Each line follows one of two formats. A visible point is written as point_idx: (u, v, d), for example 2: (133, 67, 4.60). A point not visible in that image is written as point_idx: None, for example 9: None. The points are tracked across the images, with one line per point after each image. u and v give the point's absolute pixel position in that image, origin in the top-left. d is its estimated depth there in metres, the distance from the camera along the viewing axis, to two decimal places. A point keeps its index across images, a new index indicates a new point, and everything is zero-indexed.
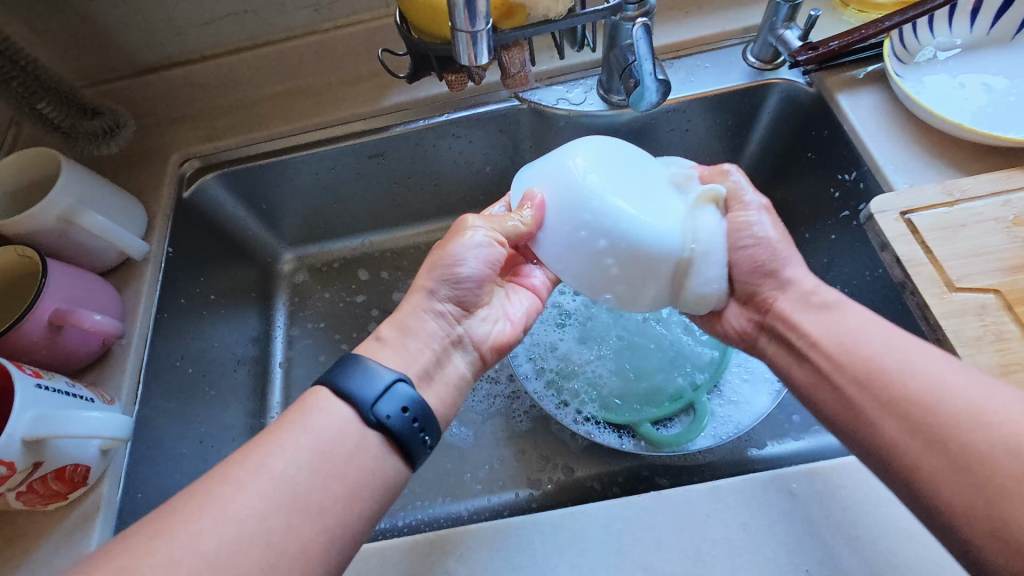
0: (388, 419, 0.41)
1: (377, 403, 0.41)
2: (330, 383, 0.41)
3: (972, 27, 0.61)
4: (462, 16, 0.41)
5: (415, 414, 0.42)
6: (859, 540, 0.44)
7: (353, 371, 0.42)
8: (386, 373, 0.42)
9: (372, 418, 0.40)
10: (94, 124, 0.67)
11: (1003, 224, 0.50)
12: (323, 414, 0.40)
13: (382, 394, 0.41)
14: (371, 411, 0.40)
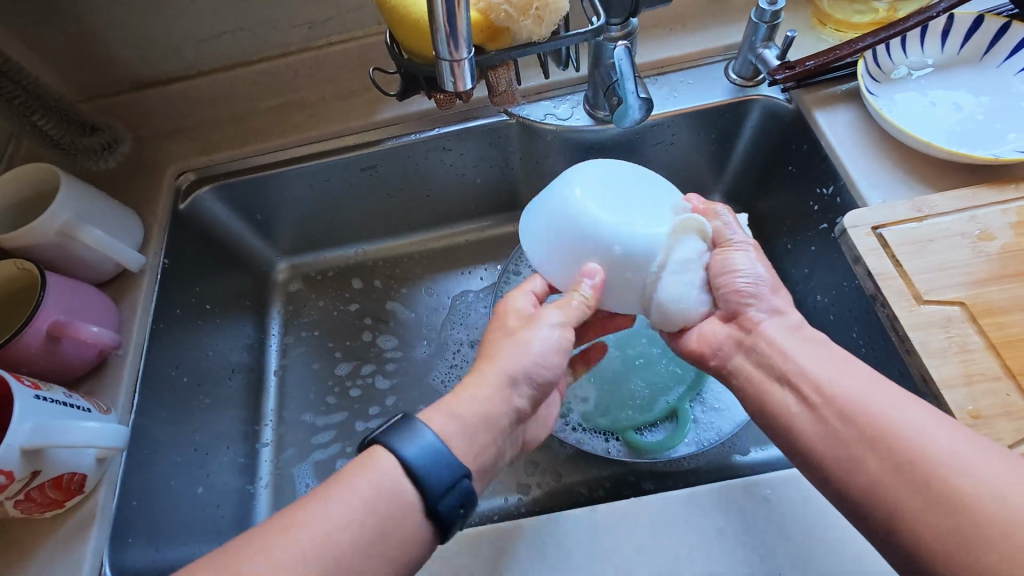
0: (444, 509, 0.40)
1: (441, 496, 0.40)
2: (393, 449, 0.40)
3: (943, 47, 0.63)
4: (445, 45, 0.43)
5: (463, 506, 0.41)
6: (831, 543, 0.46)
7: (414, 438, 0.41)
8: (445, 454, 0.41)
9: (433, 508, 0.40)
10: (92, 141, 0.70)
11: (968, 239, 0.52)
12: (373, 476, 0.40)
13: (440, 481, 0.40)
14: (427, 498, 0.40)
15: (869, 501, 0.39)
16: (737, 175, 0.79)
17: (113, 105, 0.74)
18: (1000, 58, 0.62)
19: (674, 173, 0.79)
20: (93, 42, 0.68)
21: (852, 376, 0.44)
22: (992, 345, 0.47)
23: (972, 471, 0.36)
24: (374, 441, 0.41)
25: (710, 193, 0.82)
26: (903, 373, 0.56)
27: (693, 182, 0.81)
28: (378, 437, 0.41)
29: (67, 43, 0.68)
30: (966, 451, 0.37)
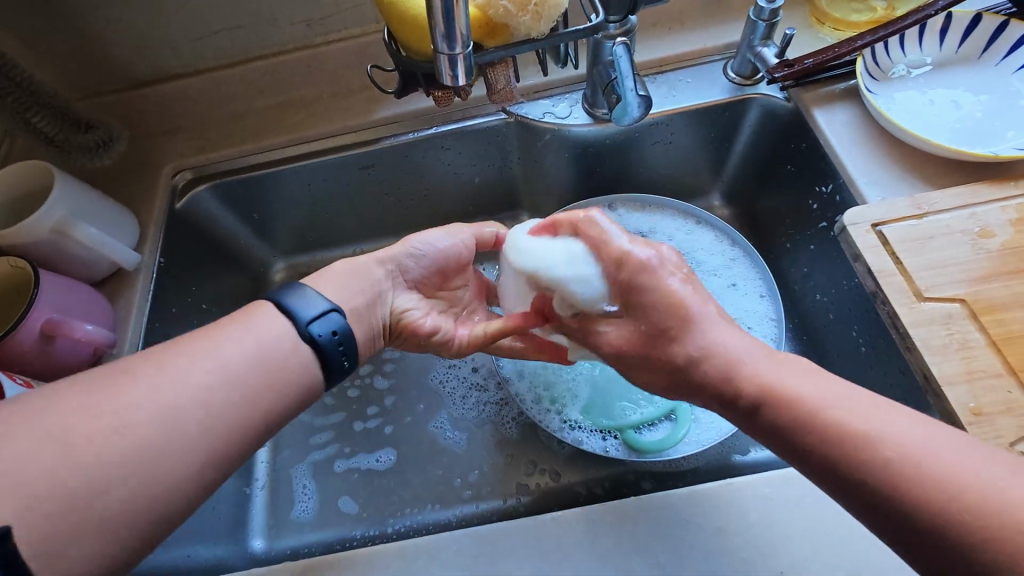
0: (318, 335, 0.45)
1: (311, 323, 0.45)
2: (268, 297, 0.46)
3: (941, 45, 0.64)
4: (442, 38, 0.42)
5: (338, 336, 0.45)
6: (834, 543, 0.46)
7: (285, 288, 0.47)
8: (315, 293, 0.47)
9: (304, 334, 0.44)
10: (87, 138, 0.70)
11: (968, 236, 0.52)
12: (255, 318, 0.44)
13: (313, 312, 0.45)
14: (301, 326, 0.44)
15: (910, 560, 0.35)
16: (736, 174, 0.78)
17: (111, 103, 0.74)
18: (998, 56, 0.62)
19: (673, 172, 0.80)
20: (90, 38, 0.68)
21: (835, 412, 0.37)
22: (993, 342, 0.47)
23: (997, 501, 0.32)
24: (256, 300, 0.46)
25: (709, 193, 0.82)
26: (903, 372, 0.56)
27: (691, 181, 0.81)
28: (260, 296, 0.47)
29: (63, 41, 0.68)
30: (979, 482, 0.33)
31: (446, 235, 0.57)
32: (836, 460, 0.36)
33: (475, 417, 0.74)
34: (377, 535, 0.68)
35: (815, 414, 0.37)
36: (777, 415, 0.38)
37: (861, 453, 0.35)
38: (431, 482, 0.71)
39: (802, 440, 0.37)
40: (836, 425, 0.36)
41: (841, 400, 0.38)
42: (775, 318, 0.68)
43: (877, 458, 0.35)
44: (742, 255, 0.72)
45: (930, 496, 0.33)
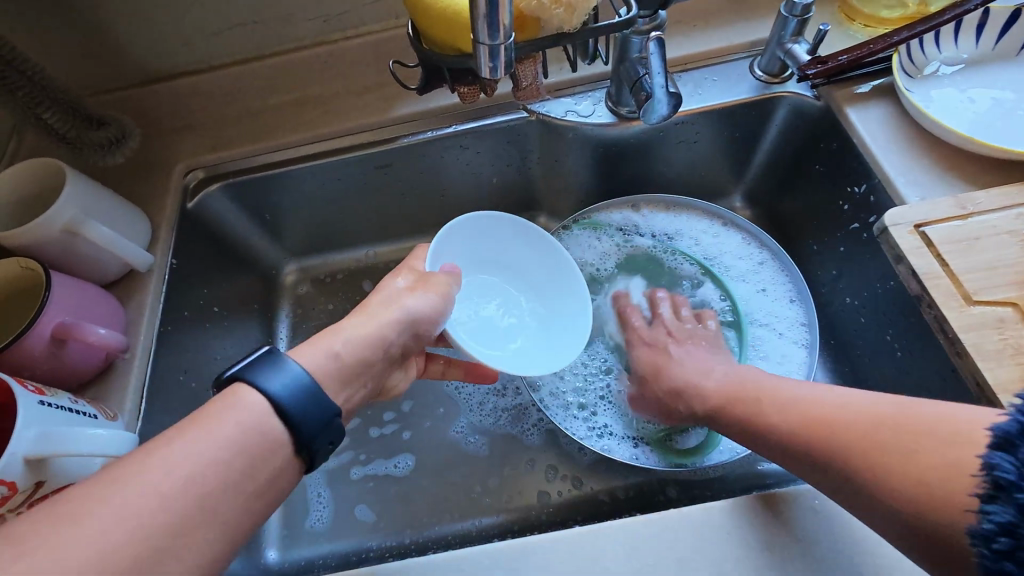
0: (319, 447, 0.40)
1: (315, 437, 0.40)
2: (260, 386, 0.39)
3: (977, 42, 0.62)
4: (484, 28, 0.40)
5: (333, 440, 0.41)
6: (883, 559, 0.43)
7: (280, 373, 0.40)
8: (316, 390, 0.40)
9: (303, 447, 0.39)
10: (99, 135, 0.68)
11: (1017, 237, 0.50)
12: (248, 409, 0.38)
13: (316, 419, 0.40)
14: (301, 433, 0.39)
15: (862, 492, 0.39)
16: (760, 174, 0.77)
17: (123, 99, 0.72)
18: None
19: (695, 173, 0.78)
20: (104, 32, 0.66)
21: (765, 394, 0.49)
22: None
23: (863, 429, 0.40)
24: (238, 379, 0.39)
25: (731, 193, 0.80)
26: (944, 377, 0.54)
27: (713, 182, 0.79)
28: (241, 373, 0.39)
29: (74, 36, 0.66)
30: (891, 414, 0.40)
31: (432, 298, 0.51)
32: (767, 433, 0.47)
33: (493, 423, 0.72)
34: (394, 546, 0.66)
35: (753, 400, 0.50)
36: (725, 403, 0.52)
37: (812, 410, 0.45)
38: (450, 492, 0.69)
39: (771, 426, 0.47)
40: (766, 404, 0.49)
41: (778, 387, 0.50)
42: (806, 322, 0.66)
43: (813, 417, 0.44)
44: (771, 258, 0.70)
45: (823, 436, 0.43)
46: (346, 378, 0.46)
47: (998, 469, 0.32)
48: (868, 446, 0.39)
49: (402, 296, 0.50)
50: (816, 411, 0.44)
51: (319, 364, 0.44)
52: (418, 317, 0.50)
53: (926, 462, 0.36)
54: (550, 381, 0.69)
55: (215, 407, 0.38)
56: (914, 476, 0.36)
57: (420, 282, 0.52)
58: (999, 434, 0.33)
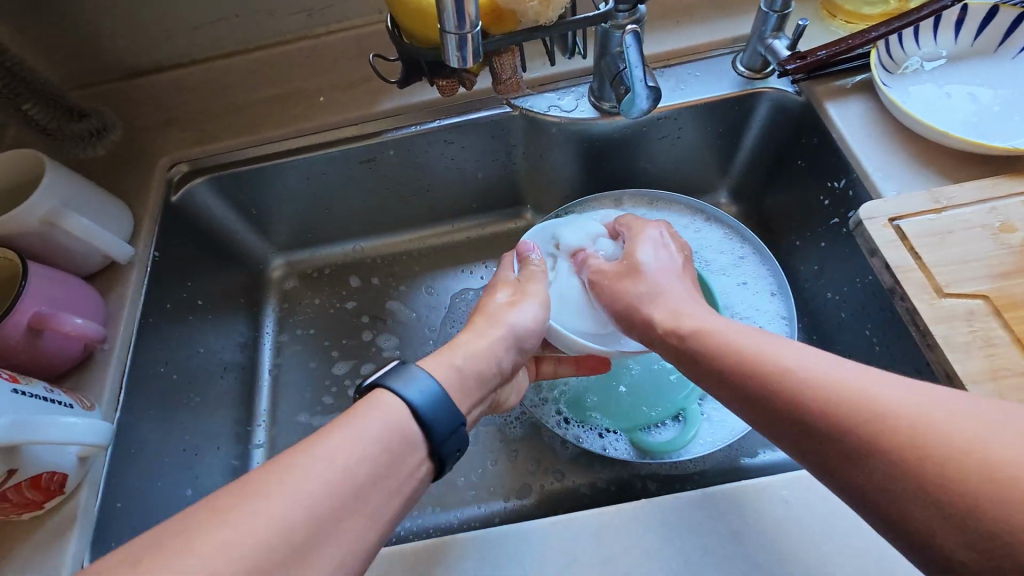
0: (449, 453, 0.40)
1: (448, 442, 0.39)
2: (398, 392, 0.39)
3: (956, 38, 0.62)
4: (451, 17, 0.40)
5: (461, 446, 0.41)
6: (851, 547, 0.44)
7: (415, 381, 0.40)
8: (449, 401, 0.40)
9: (439, 453, 0.39)
10: (80, 127, 0.68)
11: (990, 231, 0.50)
12: (386, 412, 0.38)
13: (446, 424, 0.39)
14: (435, 439, 0.39)
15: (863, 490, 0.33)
16: (746, 169, 0.77)
17: (108, 92, 0.72)
18: (1014, 50, 0.61)
19: (681, 168, 0.78)
20: (87, 23, 0.67)
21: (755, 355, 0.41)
22: (1017, 339, 0.45)
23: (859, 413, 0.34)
24: (377, 385, 0.40)
25: (717, 189, 0.81)
26: (919, 371, 0.54)
27: (698, 178, 0.79)
28: (379, 380, 0.40)
29: (56, 27, 0.66)
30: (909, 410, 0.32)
31: (535, 310, 0.53)
32: (764, 395, 0.39)
33: (478, 417, 0.72)
34: None
35: (751, 356, 0.41)
36: (716, 359, 0.43)
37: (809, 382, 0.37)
38: (434, 485, 0.69)
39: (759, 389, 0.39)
40: (767, 362, 0.40)
41: (776, 342, 0.41)
42: (787, 316, 0.67)
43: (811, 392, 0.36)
44: (753, 252, 0.71)
45: (841, 417, 0.34)
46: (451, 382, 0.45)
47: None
48: (916, 438, 0.31)
49: (507, 310, 0.53)
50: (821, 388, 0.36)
51: (444, 376, 0.45)
52: (522, 330, 0.52)
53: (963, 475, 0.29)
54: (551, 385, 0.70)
55: (356, 410, 0.38)
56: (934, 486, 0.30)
57: (518, 296, 0.55)
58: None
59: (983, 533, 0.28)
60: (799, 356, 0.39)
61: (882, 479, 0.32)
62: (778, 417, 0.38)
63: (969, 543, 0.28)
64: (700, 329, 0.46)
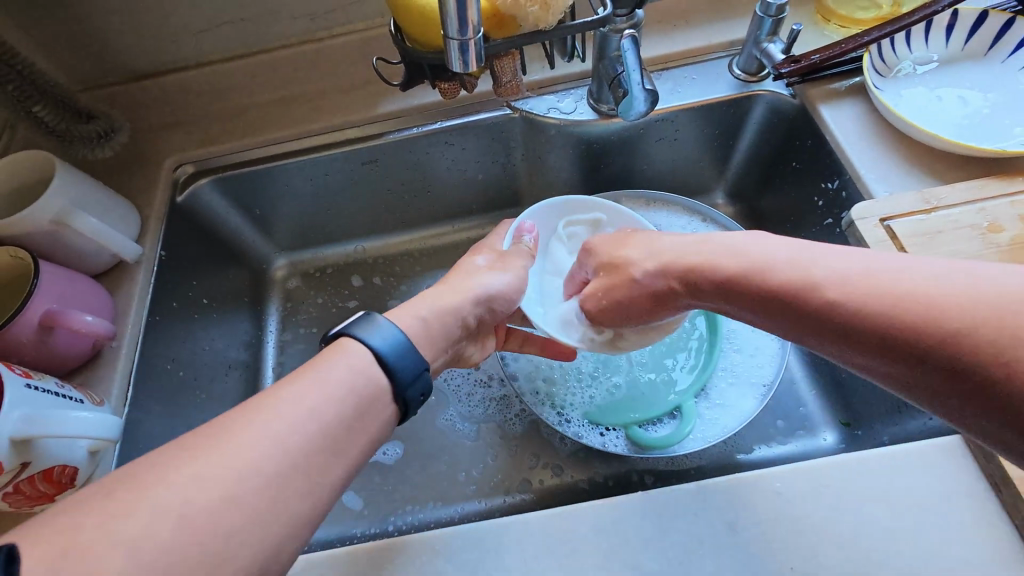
0: (412, 398, 0.41)
1: (409, 386, 0.41)
2: (364, 341, 0.41)
3: (947, 42, 0.63)
4: (454, 23, 0.42)
5: (423, 391, 0.42)
6: (844, 538, 0.45)
7: (379, 330, 0.42)
8: (414, 349, 0.42)
9: (400, 396, 0.40)
10: (89, 128, 0.70)
11: (978, 230, 0.51)
12: (353, 361, 0.39)
13: (409, 370, 0.41)
14: (398, 385, 0.40)
15: (862, 341, 0.35)
16: (742, 170, 0.78)
17: (115, 94, 0.74)
18: (1004, 53, 0.62)
19: (678, 169, 0.79)
20: (94, 27, 0.68)
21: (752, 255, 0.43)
22: None
23: (856, 280, 0.36)
24: (344, 335, 0.41)
25: (713, 190, 0.82)
26: None
27: (694, 179, 0.81)
28: (345, 329, 0.41)
29: (64, 31, 0.67)
30: (901, 273, 0.35)
31: (509, 276, 0.56)
32: (802, 297, 0.38)
33: (478, 414, 0.73)
34: (378, 534, 0.67)
35: (767, 260, 0.42)
36: (712, 260, 0.45)
37: (807, 267, 0.39)
38: (436, 480, 0.70)
39: (758, 279, 0.41)
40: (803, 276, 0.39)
41: (810, 251, 0.41)
42: None
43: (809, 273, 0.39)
44: None
45: (837, 287, 0.37)
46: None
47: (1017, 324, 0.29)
48: (969, 319, 0.31)
49: (483, 273, 0.55)
50: (818, 267, 0.39)
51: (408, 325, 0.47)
52: (494, 292, 0.54)
53: (957, 314, 0.31)
54: (540, 375, 0.72)
55: (323, 359, 0.39)
56: (931, 322, 0.32)
57: (498, 260, 0.58)
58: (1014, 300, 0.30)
59: (975, 356, 0.30)
60: (794, 250, 0.42)
61: (938, 369, 0.32)
62: (822, 327, 0.37)
63: (970, 370, 0.30)
64: (707, 254, 0.46)
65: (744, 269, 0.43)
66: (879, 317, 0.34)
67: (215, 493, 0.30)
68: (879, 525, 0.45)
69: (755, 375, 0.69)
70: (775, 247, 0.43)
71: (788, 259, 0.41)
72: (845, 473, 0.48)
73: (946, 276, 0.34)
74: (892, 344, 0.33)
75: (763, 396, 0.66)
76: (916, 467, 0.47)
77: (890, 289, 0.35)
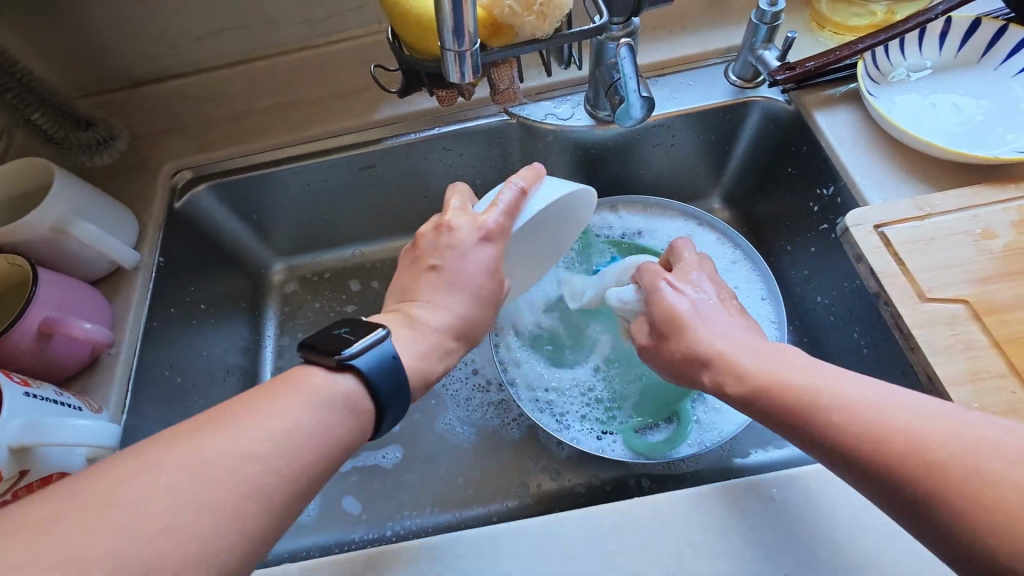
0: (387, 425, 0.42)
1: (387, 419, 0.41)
2: (361, 369, 0.39)
3: (941, 49, 0.64)
4: (450, 34, 0.42)
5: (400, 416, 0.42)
6: (838, 545, 0.45)
7: (376, 354, 0.40)
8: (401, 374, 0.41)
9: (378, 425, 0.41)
10: (87, 135, 0.70)
11: (971, 237, 0.52)
12: (341, 392, 0.39)
13: (399, 400, 0.41)
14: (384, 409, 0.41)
15: (850, 466, 0.37)
16: (738, 176, 0.79)
17: (113, 100, 0.74)
18: (997, 60, 0.63)
19: (674, 174, 0.80)
20: (93, 34, 0.68)
21: (754, 367, 0.44)
22: (996, 342, 0.47)
23: (849, 406, 0.38)
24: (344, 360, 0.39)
25: (710, 195, 0.82)
26: (903, 371, 0.56)
27: (691, 184, 0.81)
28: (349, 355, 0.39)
29: (63, 38, 0.68)
30: (891, 407, 0.37)
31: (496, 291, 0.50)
32: (798, 415, 0.40)
33: (476, 418, 0.74)
34: (377, 539, 0.67)
35: (767, 372, 0.43)
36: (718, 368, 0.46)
37: (804, 384, 0.41)
38: (434, 484, 0.70)
39: (757, 391, 0.43)
40: (817, 400, 0.40)
41: (808, 368, 0.43)
42: (777, 321, 0.67)
43: (804, 391, 0.41)
44: (744, 257, 0.72)
45: (830, 409, 0.39)
46: (425, 358, 0.45)
47: (988, 480, 0.32)
48: (950, 464, 0.33)
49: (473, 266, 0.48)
50: (811, 388, 0.41)
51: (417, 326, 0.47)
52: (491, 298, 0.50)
53: (937, 457, 0.34)
54: (535, 382, 0.71)
55: (312, 386, 0.38)
56: (914, 466, 0.34)
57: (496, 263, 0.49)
58: (991, 452, 0.33)
59: (949, 498, 0.33)
60: (793, 364, 0.43)
61: (918, 507, 0.34)
62: (831, 456, 0.39)
63: (947, 512, 0.33)
64: (723, 352, 0.46)
65: (745, 381, 0.44)
66: (868, 450, 0.36)
67: None
68: (874, 531, 0.45)
69: None
70: (775, 359, 0.44)
71: (783, 372, 0.43)
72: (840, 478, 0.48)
73: (931, 416, 0.36)
74: (878, 476, 0.36)
75: None
76: None
77: (881, 422, 0.37)
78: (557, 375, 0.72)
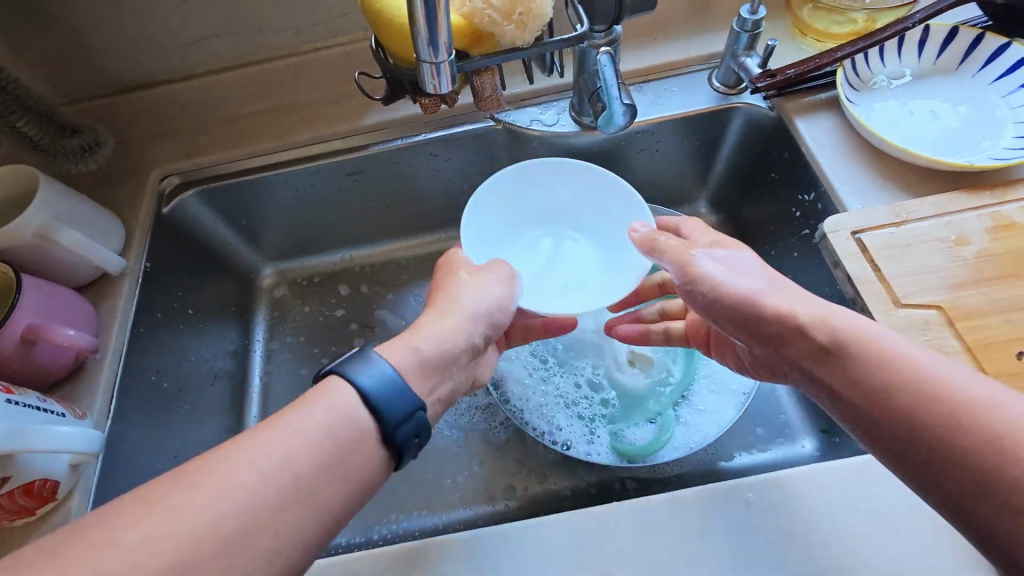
0: (404, 439, 0.39)
1: (400, 426, 0.39)
2: (353, 379, 0.39)
3: (919, 57, 0.65)
4: (426, 46, 0.43)
5: (419, 434, 0.40)
6: (813, 547, 0.46)
7: (369, 366, 0.40)
8: (405, 384, 0.40)
9: (392, 438, 0.39)
10: (73, 142, 0.70)
11: (946, 244, 0.53)
12: (340, 400, 0.38)
13: (401, 410, 0.39)
14: (386, 425, 0.38)
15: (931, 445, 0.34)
16: (722, 181, 0.79)
17: (100, 107, 0.74)
18: (975, 68, 0.64)
19: (660, 178, 0.80)
20: (79, 42, 0.69)
21: (824, 319, 0.41)
22: (968, 348, 0.48)
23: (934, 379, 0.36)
24: (330, 372, 0.39)
25: (696, 200, 0.83)
26: None
27: (677, 189, 0.82)
28: (334, 366, 0.39)
29: (49, 46, 0.68)
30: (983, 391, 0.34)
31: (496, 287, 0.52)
32: (874, 379, 0.37)
33: (464, 422, 0.74)
34: (363, 543, 0.68)
35: (837, 328, 0.40)
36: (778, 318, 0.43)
37: (882, 349, 0.38)
38: (421, 488, 0.71)
39: (828, 345, 0.40)
40: (877, 348, 0.38)
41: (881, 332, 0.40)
42: None
43: (883, 354, 0.38)
44: None
45: (912, 379, 0.36)
46: (429, 370, 0.45)
47: None
48: None
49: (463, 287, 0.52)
50: (890, 354, 0.38)
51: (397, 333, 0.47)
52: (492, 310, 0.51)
53: None
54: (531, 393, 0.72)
55: (310, 398, 0.38)
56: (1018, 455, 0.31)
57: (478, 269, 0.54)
58: None
59: None
60: (861, 325, 0.40)
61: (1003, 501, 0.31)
62: (872, 406, 0.37)
63: None
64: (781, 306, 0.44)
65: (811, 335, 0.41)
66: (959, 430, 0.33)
67: (188, 506, 0.31)
68: (848, 534, 0.46)
69: (735, 382, 0.71)
70: (843, 316, 0.41)
71: (855, 331, 0.40)
72: (818, 482, 0.49)
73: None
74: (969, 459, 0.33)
75: (741, 403, 0.68)
76: (883, 476, 0.48)
77: (977, 405, 0.34)
78: (551, 384, 0.73)
